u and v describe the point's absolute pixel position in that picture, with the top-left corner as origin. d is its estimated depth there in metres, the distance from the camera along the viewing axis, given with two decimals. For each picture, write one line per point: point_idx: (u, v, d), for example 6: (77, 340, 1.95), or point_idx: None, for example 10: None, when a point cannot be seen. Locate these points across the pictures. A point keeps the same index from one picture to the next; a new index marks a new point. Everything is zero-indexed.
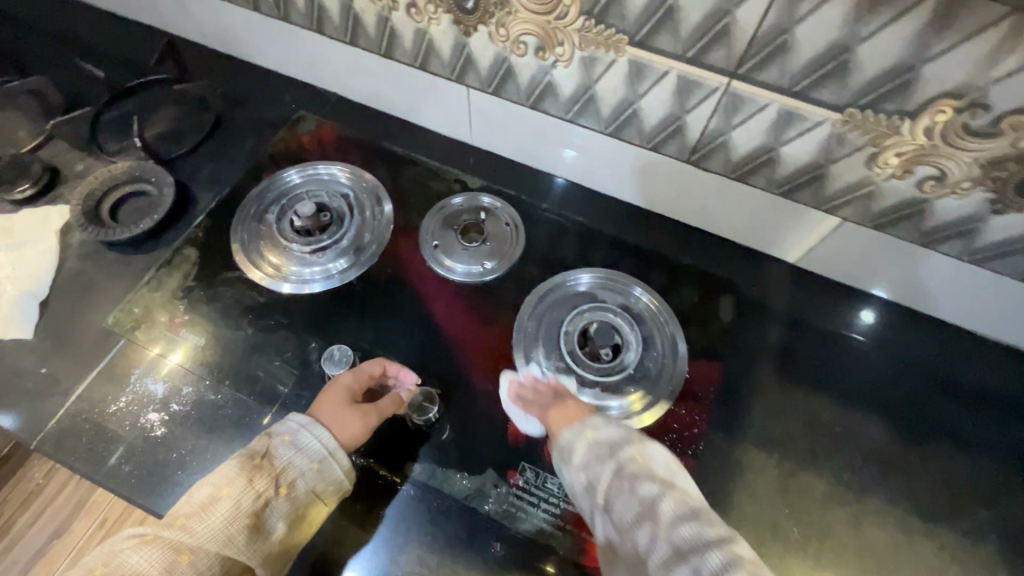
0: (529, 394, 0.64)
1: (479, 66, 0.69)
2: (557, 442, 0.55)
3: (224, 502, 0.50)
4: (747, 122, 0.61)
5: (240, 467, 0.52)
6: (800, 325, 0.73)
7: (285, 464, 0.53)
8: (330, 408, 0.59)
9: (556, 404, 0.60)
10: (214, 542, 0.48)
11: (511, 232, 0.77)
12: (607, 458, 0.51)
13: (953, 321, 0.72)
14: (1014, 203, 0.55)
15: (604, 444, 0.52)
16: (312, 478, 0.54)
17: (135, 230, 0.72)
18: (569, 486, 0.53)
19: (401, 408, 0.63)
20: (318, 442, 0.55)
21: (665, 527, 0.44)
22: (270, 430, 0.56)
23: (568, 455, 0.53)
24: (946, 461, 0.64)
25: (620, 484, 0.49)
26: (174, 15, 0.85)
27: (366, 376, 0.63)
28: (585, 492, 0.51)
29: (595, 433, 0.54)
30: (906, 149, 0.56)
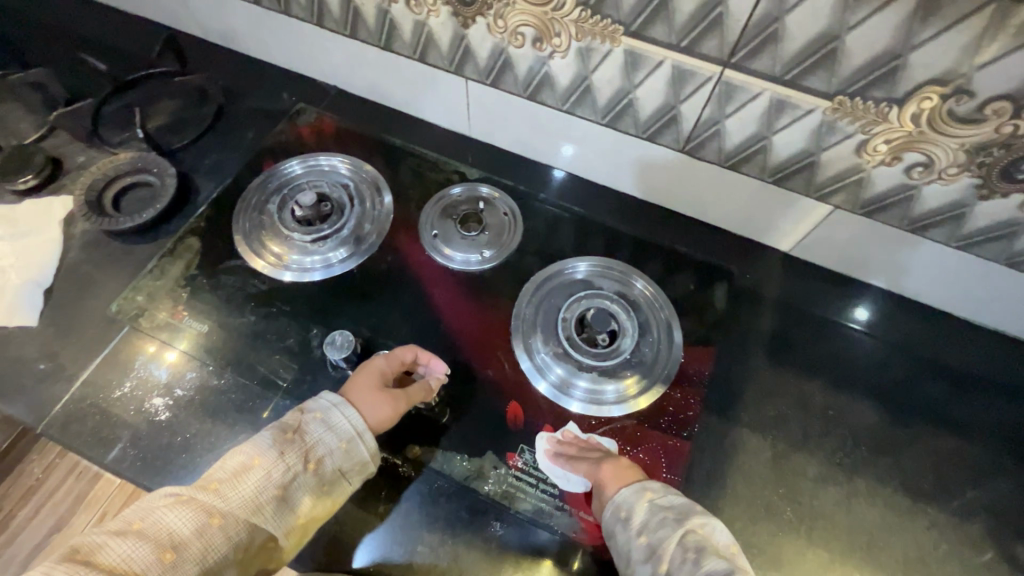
0: (574, 451, 0.57)
1: (477, 57, 0.66)
2: (616, 499, 0.50)
3: (257, 471, 0.48)
4: (740, 112, 0.57)
5: (273, 438, 0.51)
6: (802, 315, 0.69)
7: (316, 440, 0.51)
8: (361, 390, 0.56)
9: (608, 460, 0.55)
10: (244, 508, 0.47)
11: (509, 221, 0.72)
12: (674, 523, 0.46)
13: (964, 314, 0.68)
14: (1002, 189, 0.52)
15: (672, 507, 0.48)
16: (339, 458, 0.52)
17: (137, 219, 0.68)
18: (623, 550, 0.48)
19: (431, 396, 0.59)
20: (346, 423, 0.53)
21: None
22: (303, 406, 0.54)
23: (626, 515, 0.49)
24: (951, 450, 0.61)
25: (688, 556, 0.44)
26: (175, 8, 0.82)
27: (398, 361, 0.60)
28: (645, 558, 0.46)
29: (656, 496, 0.50)
30: (895, 137, 0.52)
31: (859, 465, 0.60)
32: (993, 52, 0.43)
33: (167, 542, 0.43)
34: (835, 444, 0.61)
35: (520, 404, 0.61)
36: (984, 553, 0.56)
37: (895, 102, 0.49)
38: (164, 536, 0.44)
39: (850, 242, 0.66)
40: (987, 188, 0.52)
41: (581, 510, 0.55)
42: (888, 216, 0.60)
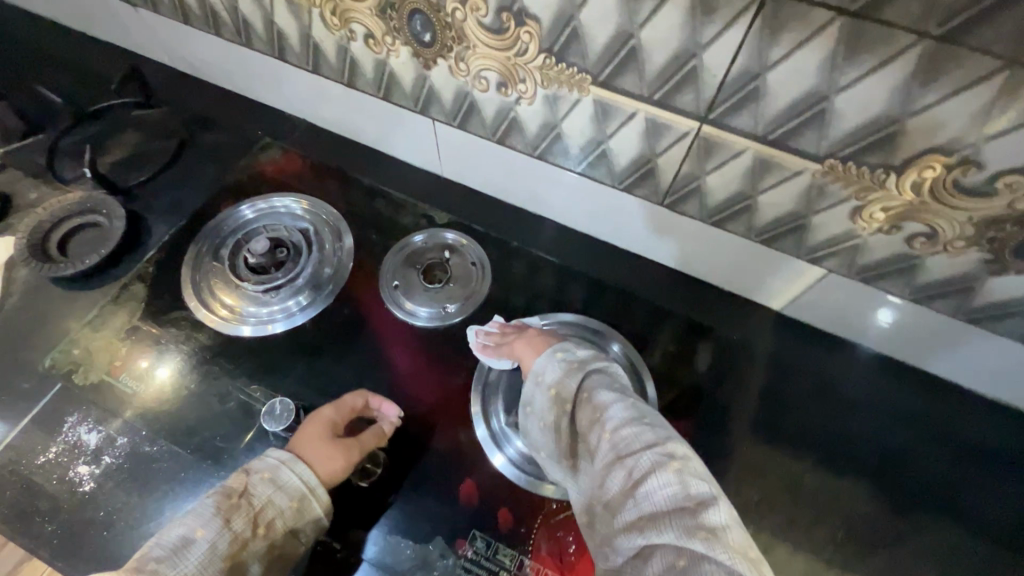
0: (499, 338, 0.59)
1: (442, 98, 0.61)
2: (532, 370, 0.52)
3: (199, 544, 0.44)
4: (721, 168, 0.51)
5: (216, 504, 0.46)
6: (797, 383, 0.63)
7: (264, 502, 0.47)
8: (311, 443, 0.52)
9: (524, 335, 0.58)
10: None
11: (477, 271, 0.68)
12: (574, 372, 0.50)
13: (977, 388, 0.61)
14: (1015, 265, 0.46)
15: (576, 360, 0.51)
16: (291, 518, 0.48)
17: (80, 265, 0.64)
18: (535, 408, 0.51)
19: (386, 441, 0.55)
20: (297, 481, 0.49)
21: (608, 428, 0.45)
22: (247, 466, 0.50)
23: (537, 377, 0.51)
24: (960, 548, 0.54)
25: (582, 396, 0.48)
26: (140, 36, 0.78)
27: (348, 408, 0.56)
28: (551, 405, 0.49)
29: (566, 352, 0.53)
30: (893, 205, 0.46)
31: (850, 561, 0.54)
32: (1005, 123, 0.37)
33: None
34: (825, 536, 0.55)
35: (474, 483, 0.55)
36: None
37: (894, 169, 0.43)
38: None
39: (847, 307, 0.60)
40: (999, 264, 0.46)
41: None
42: (888, 283, 0.54)
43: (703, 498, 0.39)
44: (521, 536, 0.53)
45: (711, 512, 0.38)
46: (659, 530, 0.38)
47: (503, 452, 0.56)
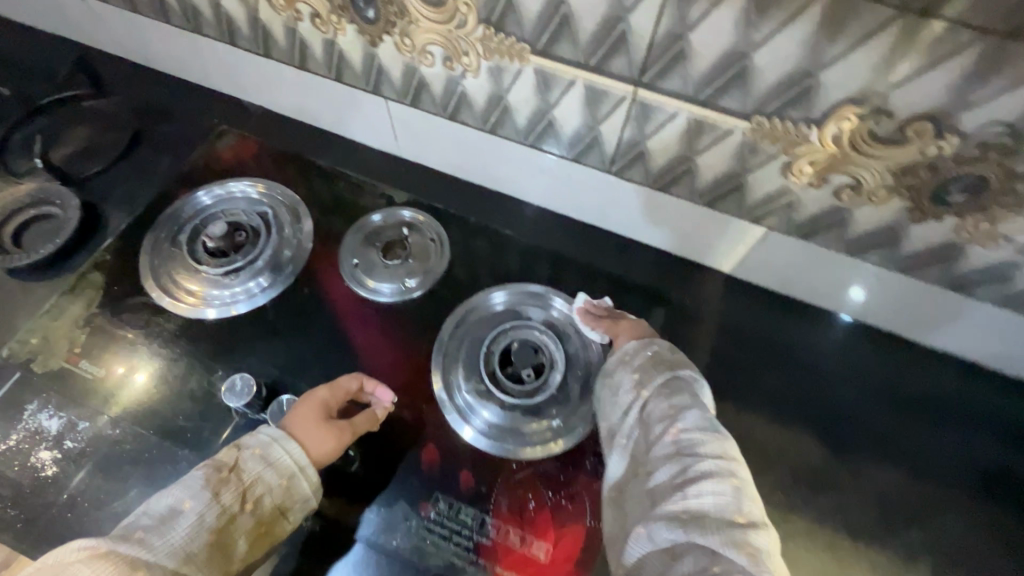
0: (602, 315, 0.62)
1: (391, 76, 0.62)
2: (620, 348, 0.55)
3: (187, 516, 0.44)
4: (660, 132, 0.53)
5: (205, 477, 0.47)
6: (746, 341, 0.65)
7: (254, 478, 0.48)
8: (305, 423, 0.53)
9: (627, 319, 0.60)
10: (172, 559, 0.43)
11: (436, 247, 0.68)
12: (663, 369, 0.51)
13: (914, 337, 0.64)
14: (934, 211, 0.48)
15: (668, 360, 0.53)
16: (279, 495, 0.48)
17: (35, 255, 0.64)
18: (614, 381, 0.53)
19: (378, 426, 0.56)
20: (289, 458, 0.49)
21: (677, 427, 0.46)
22: (239, 441, 0.50)
23: (627, 358, 0.54)
24: (899, 484, 0.58)
25: (663, 391, 0.50)
26: (88, 27, 0.78)
27: (342, 390, 0.56)
28: (630, 387, 0.51)
29: (661, 350, 0.54)
30: (818, 159, 0.48)
31: (798, 504, 0.56)
32: (906, 70, 0.39)
33: None
34: (774, 481, 0.57)
35: (437, 449, 0.57)
36: None
37: (814, 122, 0.45)
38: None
39: (791, 265, 0.62)
40: (919, 211, 0.49)
41: (496, 564, 0.51)
42: (824, 238, 0.56)
43: (751, 519, 0.41)
44: (482, 496, 0.54)
45: (756, 533, 0.40)
46: (701, 531, 0.40)
47: (464, 417, 0.58)
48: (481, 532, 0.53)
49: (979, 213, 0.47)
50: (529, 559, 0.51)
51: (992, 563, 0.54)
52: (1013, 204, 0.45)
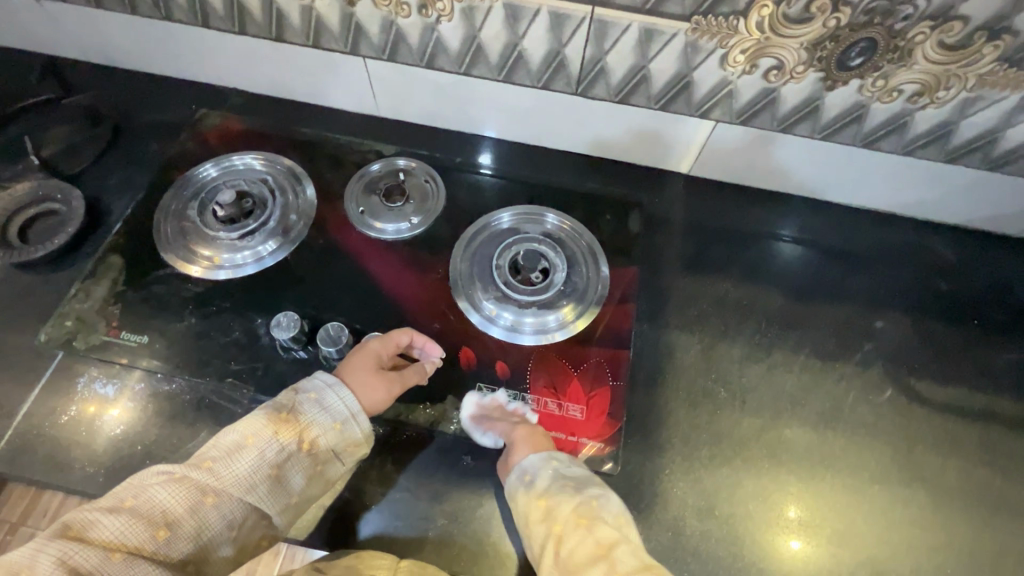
0: (496, 412, 0.60)
1: (369, 33, 0.69)
2: (521, 465, 0.54)
3: (250, 450, 0.49)
4: (616, 46, 0.62)
5: (268, 418, 0.52)
6: (709, 226, 0.76)
7: (310, 421, 0.52)
8: (358, 373, 0.57)
9: (524, 425, 0.58)
10: (237, 487, 0.48)
11: (432, 187, 0.75)
12: (569, 495, 0.52)
13: (842, 200, 0.77)
14: (841, 77, 0.60)
15: (569, 478, 0.54)
16: (333, 438, 0.53)
17: (51, 246, 0.66)
18: (519, 509, 0.53)
19: (425, 380, 0.61)
20: (341, 404, 0.54)
21: (621, 573, 0.45)
22: (296, 386, 0.55)
23: (529, 482, 0.53)
24: (847, 312, 0.70)
25: (577, 524, 0.50)
26: (49, 32, 0.79)
27: (393, 344, 0.61)
28: (539, 521, 0.51)
29: (562, 466, 0.55)
30: (748, 46, 0.59)
31: (774, 341, 0.68)
32: None
33: (160, 520, 0.45)
34: (752, 328, 0.68)
35: (471, 349, 0.64)
36: (884, 391, 0.65)
37: (740, 14, 0.56)
38: (158, 514, 0.46)
39: (737, 152, 0.73)
40: (830, 79, 0.61)
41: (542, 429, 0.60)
42: (760, 121, 0.67)
43: None
44: (517, 380, 0.63)
45: None
46: None
47: (488, 321, 0.66)
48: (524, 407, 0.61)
49: (874, 71, 0.59)
50: (568, 419, 0.61)
51: (925, 357, 0.68)
52: (898, 58, 0.57)
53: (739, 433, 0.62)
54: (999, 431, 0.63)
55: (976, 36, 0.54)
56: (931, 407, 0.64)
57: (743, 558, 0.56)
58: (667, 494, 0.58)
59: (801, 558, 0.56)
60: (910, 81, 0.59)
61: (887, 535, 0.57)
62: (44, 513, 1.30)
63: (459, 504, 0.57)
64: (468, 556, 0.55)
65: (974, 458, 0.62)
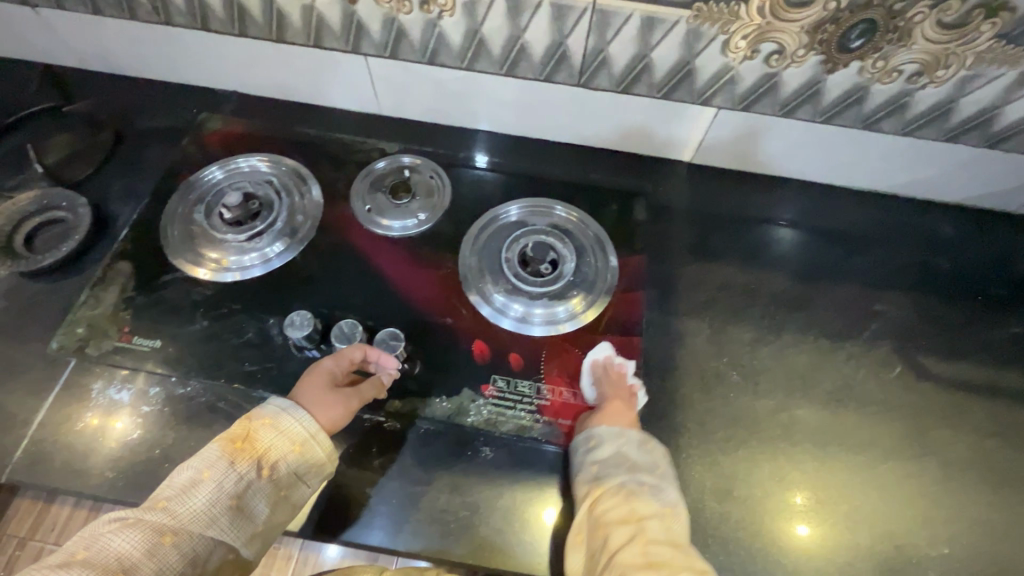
0: (611, 378, 0.62)
1: (370, 31, 0.69)
2: (591, 428, 0.57)
3: (207, 484, 0.47)
4: (619, 36, 0.63)
5: (222, 449, 0.49)
6: (713, 212, 0.77)
7: (268, 445, 0.50)
8: (313, 394, 0.56)
9: (624, 402, 0.59)
10: (198, 523, 0.46)
11: (437, 183, 0.76)
12: (620, 471, 0.54)
13: (843, 183, 0.78)
14: (841, 60, 0.61)
15: (629, 460, 0.55)
16: (295, 460, 0.51)
17: (59, 254, 0.66)
18: (575, 466, 0.57)
19: (384, 393, 0.59)
20: (299, 426, 0.52)
21: (647, 537, 0.48)
22: (250, 413, 0.53)
23: (592, 445, 0.56)
24: (854, 292, 0.71)
25: (619, 493, 0.52)
26: (46, 41, 0.78)
27: (347, 360, 0.58)
28: (587, 482, 0.55)
29: (628, 446, 0.56)
30: (749, 31, 0.60)
31: (782, 324, 0.68)
32: None
33: (116, 566, 0.42)
34: (761, 311, 0.69)
35: (484, 341, 0.64)
36: (894, 368, 0.66)
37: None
38: (114, 562, 0.42)
39: (739, 138, 0.74)
40: (831, 62, 0.61)
41: (558, 418, 0.60)
42: (762, 106, 0.68)
43: None
44: (532, 369, 0.63)
45: None
46: None
47: (500, 313, 0.66)
48: (540, 397, 0.61)
49: (874, 52, 0.60)
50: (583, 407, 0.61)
51: (931, 333, 0.68)
52: (897, 39, 0.58)
53: (753, 414, 0.62)
54: (1006, 403, 0.64)
55: (973, 13, 0.54)
56: (940, 382, 0.65)
57: (762, 538, 0.56)
58: (684, 477, 0.59)
59: (810, 541, 0.56)
60: (910, 61, 0.60)
61: (901, 509, 0.58)
62: (51, 527, 1.29)
63: (480, 494, 0.58)
64: (492, 545, 0.55)
65: (983, 429, 0.63)
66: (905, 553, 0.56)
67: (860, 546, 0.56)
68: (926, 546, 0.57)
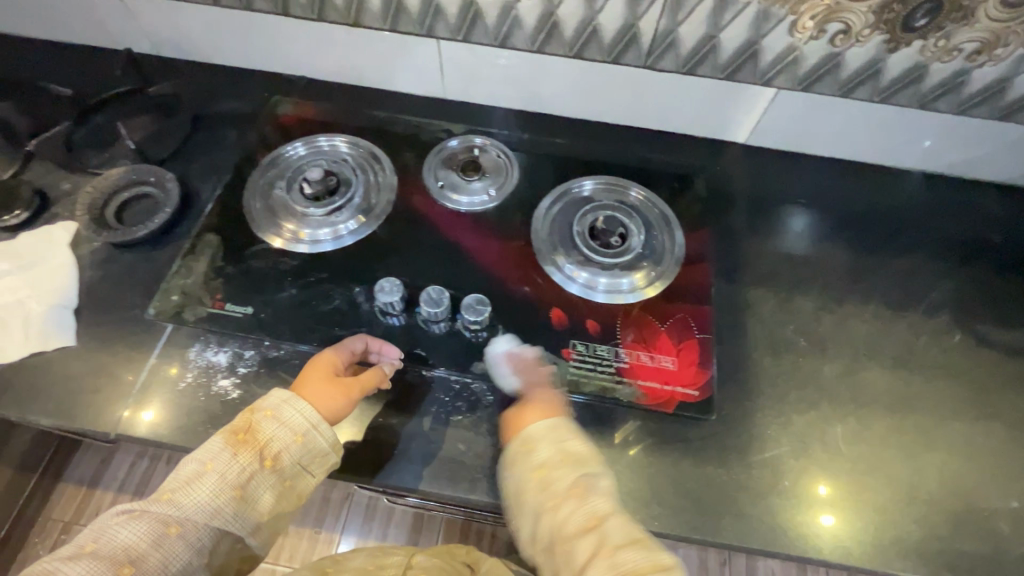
0: (525, 366, 0.61)
1: (447, 15, 0.72)
2: (528, 429, 0.56)
3: (209, 478, 0.51)
4: (690, 17, 0.66)
5: (225, 441, 0.53)
6: (770, 189, 0.80)
7: (268, 438, 0.53)
8: (314, 384, 0.57)
9: (544, 389, 0.59)
10: (201, 514, 0.50)
11: (504, 162, 0.78)
12: (568, 468, 0.53)
13: (895, 163, 0.81)
14: (904, 39, 0.64)
15: (572, 453, 0.54)
16: (297, 451, 0.54)
17: (151, 226, 0.69)
18: (513, 474, 0.54)
19: (386, 381, 0.60)
20: (300, 417, 0.54)
21: (610, 545, 0.48)
22: (253, 405, 0.56)
23: (529, 447, 0.55)
24: (909, 265, 0.74)
25: (571, 498, 0.51)
26: (128, 27, 0.82)
27: (348, 351, 0.60)
28: (536, 490, 0.53)
29: (566, 438, 0.55)
30: (818, 11, 0.63)
31: (844, 294, 0.71)
32: None
33: (124, 557, 0.47)
34: (821, 283, 0.72)
35: (561, 308, 0.67)
36: (954, 335, 0.69)
37: None
38: (122, 552, 0.47)
39: (797, 119, 0.77)
40: (894, 41, 0.65)
41: (638, 379, 0.62)
42: (822, 86, 0.71)
43: None
44: (609, 335, 0.65)
45: None
46: None
47: (571, 282, 0.69)
48: (619, 360, 0.63)
49: (936, 32, 0.63)
50: (662, 369, 0.63)
51: (987, 304, 0.71)
52: (960, 18, 0.61)
53: (821, 377, 0.65)
54: None
55: None
56: (998, 348, 0.68)
57: (839, 491, 0.59)
58: (762, 434, 0.61)
59: (830, 533, 0.57)
60: (970, 40, 0.63)
61: (971, 465, 0.61)
62: (96, 510, 1.30)
63: None
64: None
65: None
66: (976, 507, 0.59)
67: (933, 500, 0.59)
68: (996, 499, 0.59)
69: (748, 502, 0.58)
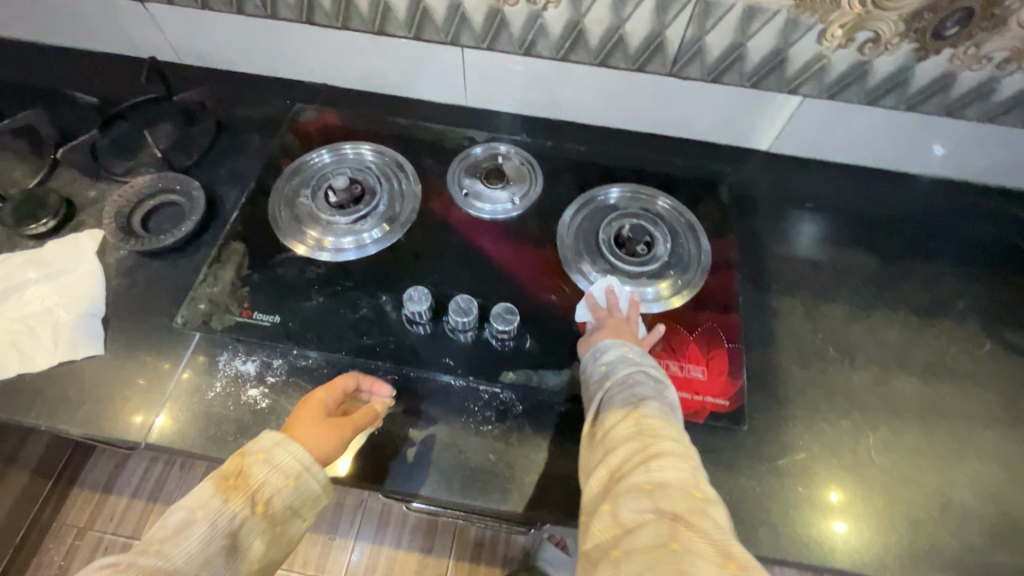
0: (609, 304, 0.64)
1: (473, 23, 0.72)
2: (597, 343, 0.57)
3: (200, 525, 0.44)
4: (718, 25, 0.66)
5: (215, 487, 0.47)
6: (794, 196, 0.80)
7: (261, 482, 0.47)
8: (304, 426, 0.53)
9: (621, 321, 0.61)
10: (193, 565, 0.43)
11: (528, 169, 0.78)
12: (627, 364, 0.54)
13: (919, 171, 0.81)
14: (934, 47, 0.64)
15: (635, 358, 0.54)
16: (289, 495, 0.48)
17: (177, 234, 0.69)
18: (585, 375, 0.56)
19: (377, 421, 0.58)
20: (293, 459, 0.49)
21: (643, 418, 0.48)
22: (242, 448, 0.50)
23: (598, 354, 0.56)
24: (937, 272, 0.74)
25: (623, 382, 0.52)
26: (152, 36, 0.82)
27: (341, 390, 0.57)
28: (597, 377, 0.54)
29: (633, 350, 0.56)
30: (848, 20, 0.63)
31: (871, 302, 0.71)
32: None
33: None
34: (849, 291, 0.71)
35: None
36: (985, 344, 0.68)
37: None
38: None
39: (821, 126, 0.77)
40: (923, 49, 0.65)
41: None
42: (849, 93, 0.71)
43: (708, 496, 0.43)
44: None
45: (715, 508, 0.42)
46: (664, 500, 0.41)
47: None
48: None
49: (967, 40, 0.63)
50: (692, 380, 0.62)
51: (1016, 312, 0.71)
52: (991, 26, 0.61)
53: (851, 386, 0.65)
54: None
55: None
56: None
57: (873, 502, 0.58)
58: (794, 445, 0.61)
59: (843, 537, 0.56)
60: (1000, 48, 0.63)
61: (1006, 476, 0.60)
62: (110, 516, 1.30)
63: None
64: None
65: None
66: (1012, 519, 0.58)
67: (968, 511, 0.58)
68: None
69: (782, 513, 0.57)
